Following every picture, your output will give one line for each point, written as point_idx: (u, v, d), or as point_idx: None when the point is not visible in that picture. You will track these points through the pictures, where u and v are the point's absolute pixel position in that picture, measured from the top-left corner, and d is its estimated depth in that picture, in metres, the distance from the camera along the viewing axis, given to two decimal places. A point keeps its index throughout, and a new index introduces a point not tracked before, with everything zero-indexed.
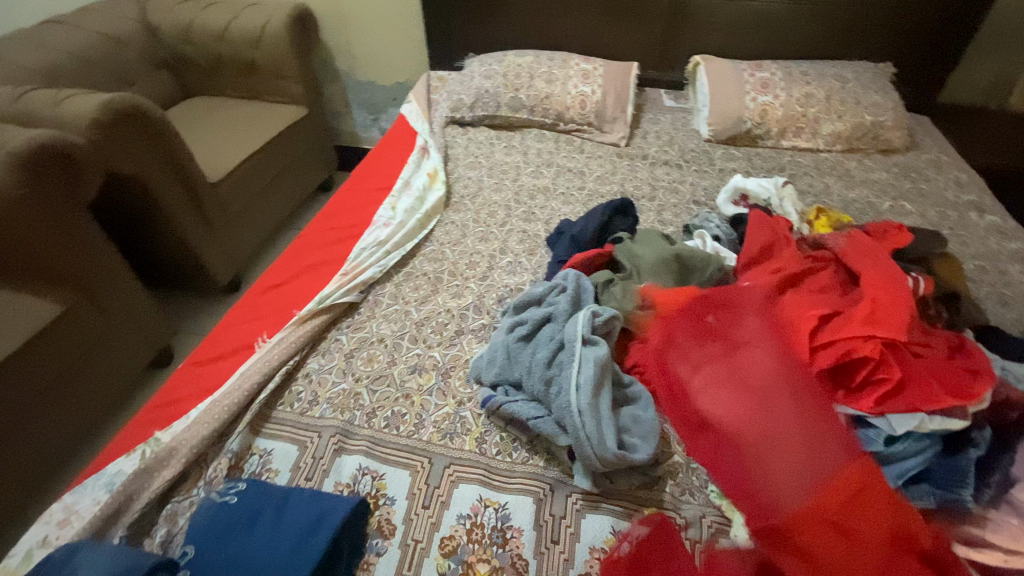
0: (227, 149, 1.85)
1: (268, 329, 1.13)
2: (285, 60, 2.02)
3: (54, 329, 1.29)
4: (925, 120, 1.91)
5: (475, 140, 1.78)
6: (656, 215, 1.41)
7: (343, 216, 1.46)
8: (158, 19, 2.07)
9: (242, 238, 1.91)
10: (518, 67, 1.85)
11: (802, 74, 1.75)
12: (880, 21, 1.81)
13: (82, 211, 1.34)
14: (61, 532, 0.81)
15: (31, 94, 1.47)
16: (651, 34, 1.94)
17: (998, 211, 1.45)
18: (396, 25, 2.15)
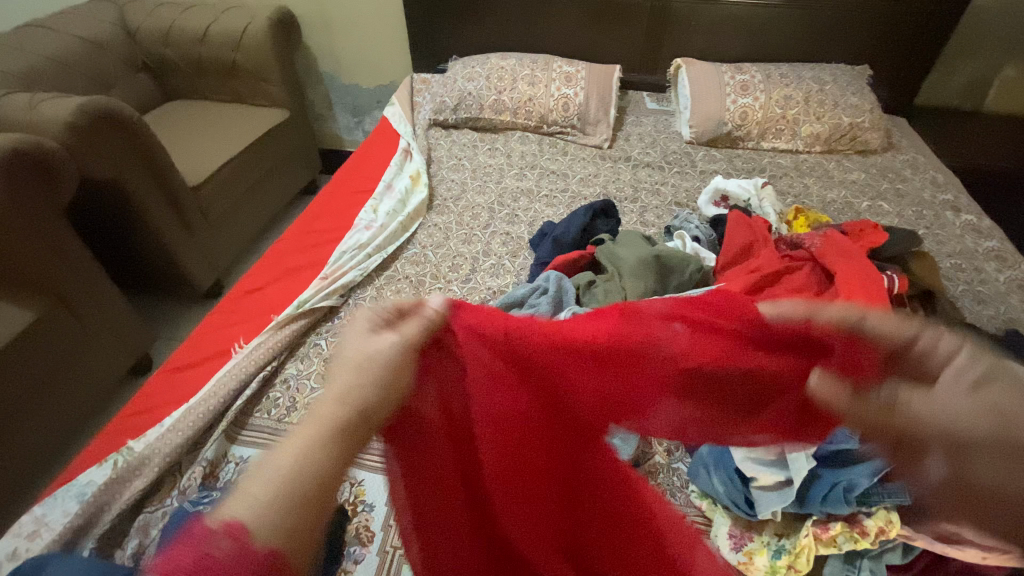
0: (207, 153, 1.83)
1: (246, 334, 1.12)
2: (267, 63, 2.00)
3: (27, 339, 1.26)
4: (902, 122, 1.94)
5: (459, 143, 1.77)
6: (638, 216, 1.42)
7: (324, 219, 1.45)
8: (137, 21, 2.04)
9: (223, 243, 1.89)
10: (501, 69, 1.85)
11: (781, 77, 1.77)
12: (857, 24, 1.84)
13: (58, 218, 1.31)
14: (30, 545, 0.79)
15: (3, 98, 1.43)
16: (634, 37, 1.96)
17: (973, 210, 1.48)
18: (378, 28, 2.14)
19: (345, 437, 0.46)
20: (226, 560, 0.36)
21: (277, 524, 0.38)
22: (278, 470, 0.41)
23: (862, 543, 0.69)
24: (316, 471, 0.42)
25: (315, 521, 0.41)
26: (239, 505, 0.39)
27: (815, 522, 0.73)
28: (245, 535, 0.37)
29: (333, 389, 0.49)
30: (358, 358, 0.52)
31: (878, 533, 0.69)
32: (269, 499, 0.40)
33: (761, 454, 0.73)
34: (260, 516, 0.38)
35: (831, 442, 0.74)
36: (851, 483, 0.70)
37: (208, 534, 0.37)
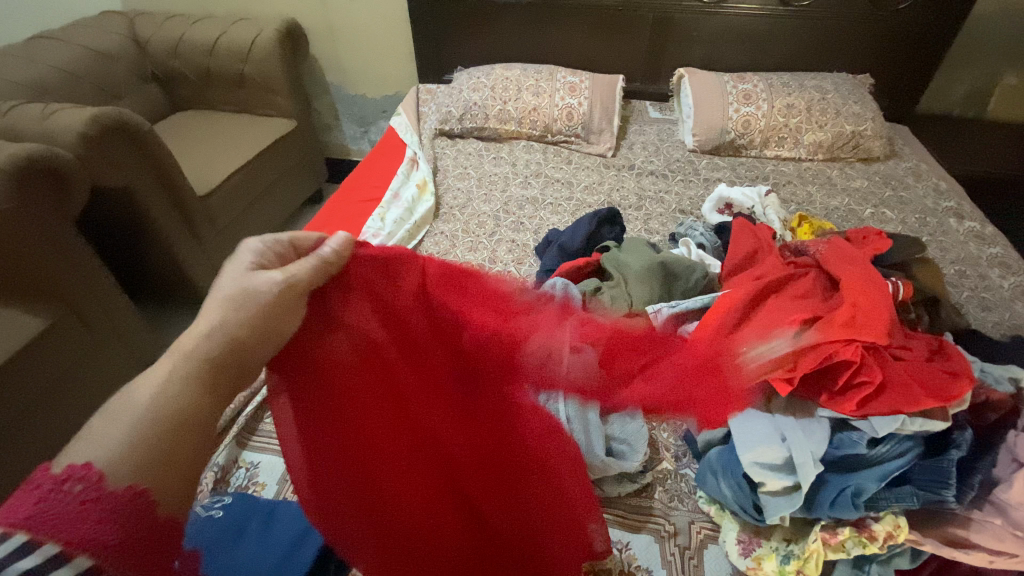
0: (215, 162, 1.85)
1: None
2: (274, 74, 2.03)
3: (37, 345, 1.27)
4: (904, 130, 1.96)
5: (464, 152, 1.80)
6: (643, 224, 1.43)
7: (332, 227, 1.47)
8: (147, 34, 2.08)
9: (231, 251, 1.91)
10: (505, 80, 1.88)
11: (783, 86, 1.79)
12: (857, 34, 1.86)
13: (69, 226, 1.33)
14: None
15: (17, 109, 1.46)
16: (636, 47, 1.98)
17: (976, 217, 1.48)
18: (384, 39, 2.17)
19: (212, 367, 0.55)
20: (80, 498, 0.43)
21: (127, 459, 0.47)
22: (154, 393, 0.51)
23: (870, 548, 0.70)
24: (169, 398, 0.51)
25: (183, 454, 0.50)
26: (91, 451, 0.46)
27: (822, 527, 0.73)
28: (96, 479, 0.44)
29: (210, 321, 0.57)
30: (239, 298, 0.59)
31: (886, 537, 0.69)
32: (125, 438, 0.48)
33: (768, 460, 0.74)
34: (114, 457, 0.46)
35: (838, 447, 0.75)
36: (859, 488, 0.70)
37: (54, 487, 0.43)
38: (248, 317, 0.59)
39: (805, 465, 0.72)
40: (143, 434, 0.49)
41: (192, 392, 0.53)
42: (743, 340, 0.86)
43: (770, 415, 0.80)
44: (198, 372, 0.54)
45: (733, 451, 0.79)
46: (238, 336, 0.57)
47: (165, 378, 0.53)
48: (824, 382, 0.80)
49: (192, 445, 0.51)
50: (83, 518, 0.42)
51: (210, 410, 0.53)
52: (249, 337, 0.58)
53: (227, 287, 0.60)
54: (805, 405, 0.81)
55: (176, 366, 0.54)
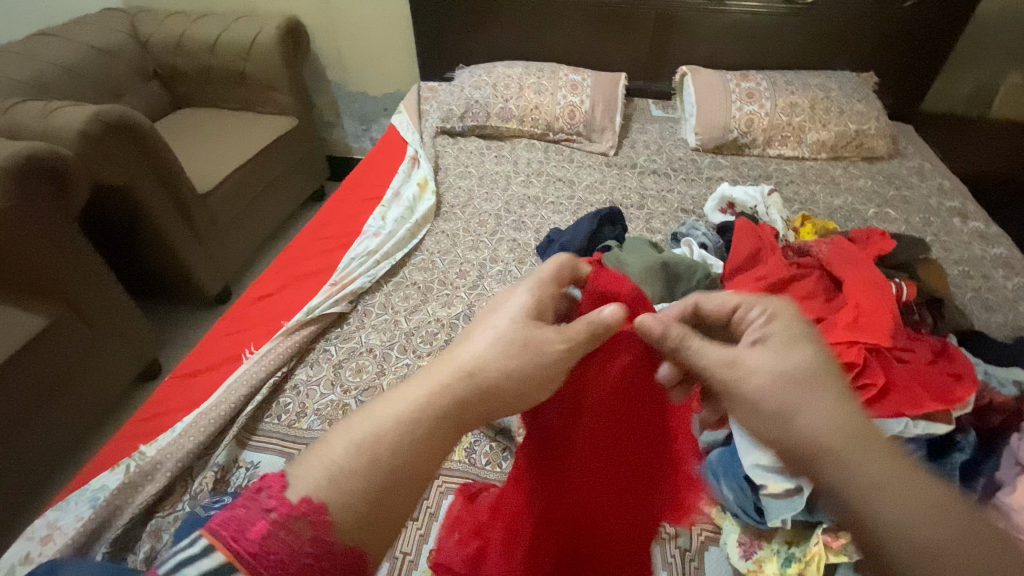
0: (216, 160, 1.85)
1: (256, 340, 1.13)
2: (275, 71, 2.03)
3: (39, 343, 1.27)
4: (907, 129, 1.94)
5: (465, 150, 1.79)
6: (645, 223, 1.42)
7: (333, 225, 1.47)
8: (148, 31, 2.07)
9: (232, 249, 1.90)
10: (507, 78, 1.87)
11: (786, 84, 1.78)
12: (861, 32, 1.85)
13: (69, 224, 1.33)
14: (43, 549, 0.79)
15: (18, 107, 1.46)
16: (639, 45, 1.97)
17: (980, 217, 1.48)
18: (386, 36, 2.16)
19: (448, 401, 0.51)
20: (304, 537, 0.41)
21: (349, 492, 0.44)
22: (392, 415, 0.49)
23: None
24: (395, 436, 0.47)
25: (394, 487, 0.45)
26: (313, 483, 0.44)
27: (825, 530, 0.72)
28: (320, 516, 0.42)
29: (485, 346, 0.56)
30: (517, 339, 0.56)
31: None
32: (344, 468, 0.45)
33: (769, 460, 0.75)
34: (333, 495, 0.43)
35: None
36: None
37: (277, 521, 0.41)
38: (500, 358, 0.55)
39: None
40: (361, 470, 0.45)
41: (426, 430, 0.48)
42: None
43: None
44: (432, 422, 0.49)
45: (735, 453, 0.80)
46: (476, 368, 0.54)
47: (407, 414, 0.49)
48: None
49: (402, 491, 0.46)
50: (294, 567, 0.40)
51: (436, 449, 0.49)
52: (491, 374, 0.54)
53: (481, 327, 0.58)
54: None
55: (399, 409, 0.49)
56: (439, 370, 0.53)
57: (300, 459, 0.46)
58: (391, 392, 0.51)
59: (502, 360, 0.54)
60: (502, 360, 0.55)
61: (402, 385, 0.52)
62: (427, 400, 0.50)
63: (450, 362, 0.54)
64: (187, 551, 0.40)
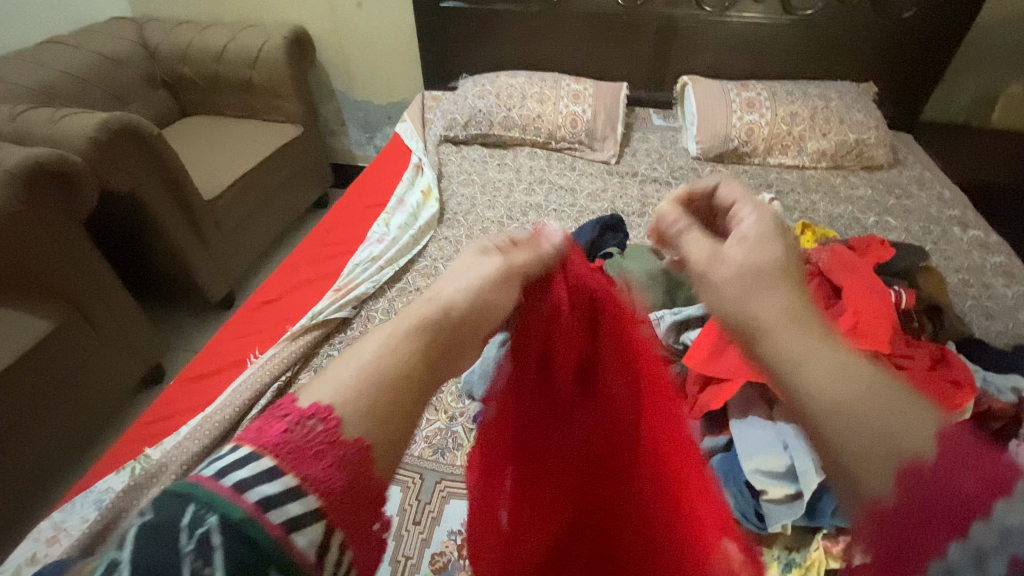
0: (222, 166, 1.87)
1: (260, 345, 1.14)
2: (281, 80, 2.05)
3: (45, 346, 1.29)
4: (907, 139, 1.96)
5: (468, 158, 1.81)
6: (646, 231, 1.44)
7: (337, 232, 1.48)
8: (157, 40, 2.11)
9: (236, 255, 1.92)
10: (510, 87, 1.89)
11: (786, 94, 1.80)
12: (860, 43, 1.87)
13: (77, 229, 1.35)
14: (48, 550, 0.80)
15: (29, 114, 1.48)
16: (640, 55, 2.00)
17: (980, 225, 1.49)
18: (390, 46, 2.19)
19: (429, 328, 0.51)
20: (315, 435, 0.38)
21: (356, 398, 0.42)
22: (374, 344, 0.47)
23: None
24: (382, 357, 0.46)
25: (397, 405, 0.43)
26: (322, 391, 0.42)
27: (825, 535, 0.74)
28: (334, 421, 0.40)
29: (459, 291, 0.56)
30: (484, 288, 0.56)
31: None
32: (346, 380, 0.43)
33: (771, 469, 0.74)
34: (345, 402, 0.41)
35: None
36: None
37: (294, 419, 0.39)
38: (476, 288, 0.56)
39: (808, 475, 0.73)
40: (361, 382, 0.43)
41: (410, 360, 0.47)
42: None
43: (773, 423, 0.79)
44: (411, 350, 0.48)
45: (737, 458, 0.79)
46: (452, 305, 0.54)
47: (381, 343, 0.47)
48: None
49: (399, 440, 0.42)
50: (315, 457, 0.37)
51: (422, 376, 0.47)
52: (463, 308, 0.54)
53: (456, 270, 0.59)
54: None
55: (368, 347, 0.47)
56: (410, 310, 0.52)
57: (306, 385, 0.43)
58: (356, 342, 0.48)
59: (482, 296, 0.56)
60: (481, 296, 0.56)
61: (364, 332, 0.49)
62: (409, 333, 0.49)
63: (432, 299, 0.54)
64: (228, 457, 0.36)
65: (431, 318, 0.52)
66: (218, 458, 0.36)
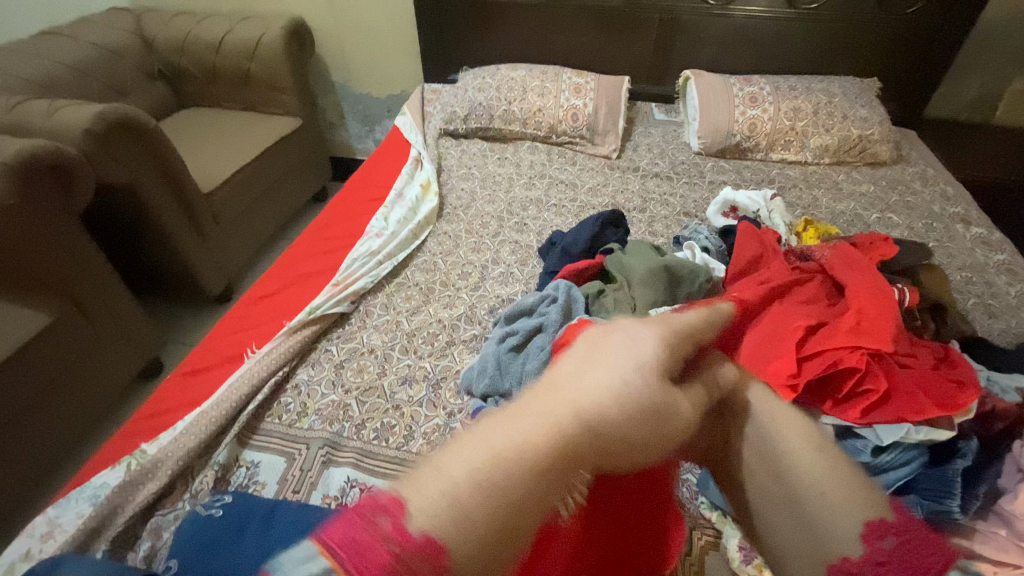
0: (221, 160, 1.86)
1: (258, 340, 1.13)
2: (280, 72, 2.03)
3: (41, 341, 1.28)
4: (910, 134, 1.94)
5: (468, 152, 1.79)
6: (647, 226, 1.42)
7: (336, 226, 1.47)
8: (154, 31, 2.08)
9: (234, 249, 1.91)
10: (511, 80, 1.87)
11: (789, 89, 1.78)
12: (865, 37, 1.85)
13: (73, 222, 1.33)
14: (43, 546, 0.79)
15: (24, 105, 1.46)
16: (642, 48, 1.98)
17: (983, 223, 1.47)
18: (390, 38, 2.17)
19: (575, 430, 0.38)
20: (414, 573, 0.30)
21: (471, 532, 0.31)
22: (502, 440, 0.35)
23: None
24: (515, 471, 0.34)
25: (520, 536, 0.33)
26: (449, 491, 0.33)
27: None
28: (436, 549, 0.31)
29: (610, 383, 0.41)
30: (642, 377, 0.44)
31: None
32: (469, 493, 0.32)
33: None
34: (455, 522, 0.31)
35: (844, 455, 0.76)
36: None
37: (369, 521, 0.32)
38: (637, 365, 0.43)
39: None
40: (480, 502, 0.32)
41: (543, 467, 0.35)
42: (747, 345, 0.85)
43: None
44: (549, 454, 0.36)
45: None
46: (598, 392, 0.40)
47: (516, 436, 0.36)
48: (827, 389, 0.79)
49: (491, 545, 0.32)
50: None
51: (545, 488, 0.35)
52: (616, 398, 0.40)
53: (612, 332, 0.47)
54: (809, 412, 0.80)
55: (497, 442, 0.35)
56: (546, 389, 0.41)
57: (405, 476, 0.34)
58: (482, 419, 0.38)
59: (639, 382, 0.42)
60: (639, 380, 0.42)
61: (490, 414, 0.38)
62: (549, 423, 0.37)
63: (578, 377, 0.42)
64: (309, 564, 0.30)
65: (575, 406, 0.39)
66: (292, 551, 0.31)
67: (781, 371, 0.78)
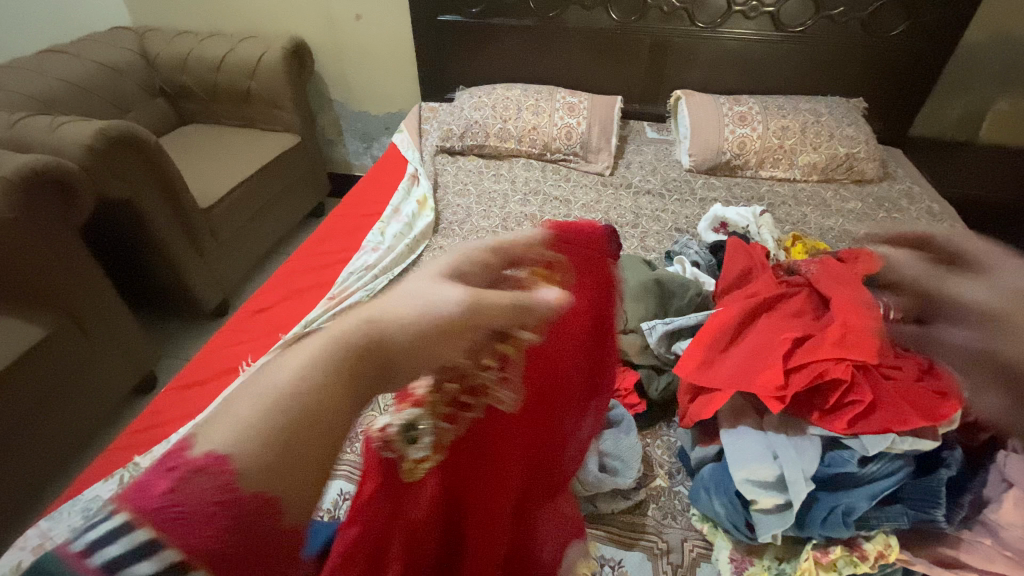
0: (219, 176, 1.88)
1: (254, 353, 1.14)
2: (280, 90, 2.07)
3: (37, 353, 1.28)
4: (897, 153, 1.99)
5: (464, 169, 1.82)
6: (639, 242, 1.45)
7: (332, 240, 1.49)
8: (156, 49, 2.12)
9: (231, 263, 1.92)
10: (506, 99, 1.91)
11: (778, 109, 1.83)
12: (850, 60, 1.90)
13: (72, 235, 1.35)
14: (35, 559, 0.79)
15: (26, 121, 1.49)
16: (635, 69, 2.03)
17: (969, 239, 1.51)
18: (388, 57, 2.22)
19: (348, 356, 0.45)
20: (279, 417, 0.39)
21: (273, 425, 0.38)
22: (289, 371, 0.42)
23: (862, 567, 0.72)
24: (306, 383, 0.42)
25: (293, 458, 0.38)
26: (218, 435, 0.37)
27: (815, 546, 0.75)
28: (225, 476, 0.35)
29: None
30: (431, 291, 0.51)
31: (878, 557, 0.72)
32: (277, 390, 0.40)
33: (760, 477, 0.76)
34: (238, 446, 0.36)
35: (830, 465, 0.77)
36: (850, 507, 0.72)
37: (158, 463, 0.36)
38: (428, 320, 0.49)
39: (797, 483, 0.74)
40: (261, 419, 0.38)
41: (323, 383, 0.42)
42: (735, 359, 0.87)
43: (761, 433, 0.81)
44: (321, 374, 0.43)
45: (727, 469, 0.80)
46: (484, 299, 0.51)
47: (299, 361, 0.43)
48: (815, 401, 0.81)
49: (312, 484, 0.39)
50: (205, 525, 0.34)
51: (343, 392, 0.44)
52: (496, 305, 0.51)
53: (414, 289, 0.52)
54: (797, 423, 0.82)
55: (302, 356, 0.44)
56: (334, 335, 0.46)
57: (205, 422, 0.39)
58: (284, 357, 0.44)
59: (520, 301, 0.53)
60: (518, 301, 0.53)
61: (301, 346, 0.45)
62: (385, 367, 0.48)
63: None
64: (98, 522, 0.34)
65: None
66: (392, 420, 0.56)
67: (770, 383, 0.80)
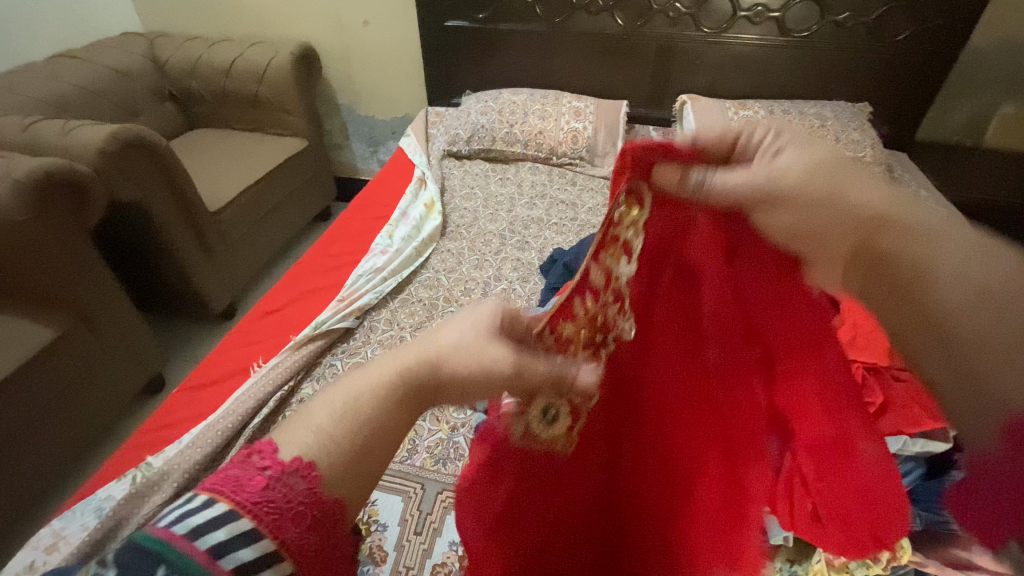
0: (228, 180, 1.90)
1: (264, 354, 1.15)
2: (288, 95, 2.09)
3: (49, 354, 1.29)
4: (903, 157, 1.99)
5: (471, 172, 1.83)
6: None
7: (341, 242, 1.50)
8: (166, 54, 2.15)
9: (239, 266, 1.94)
10: (513, 104, 1.93)
11: (783, 113, 1.83)
12: (855, 65, 1.91)
13: (84, 238, 1.36)
14: (48, 558, 0.79)
15: (39, 125, 1.51)
16: (640, 74, 2.04)
17: None
18: (395, 63, 2.24)
19: (408, 394, 0.49)
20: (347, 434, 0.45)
21: (341, 446, 0.44)
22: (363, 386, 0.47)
23: (874, 568, 0.70)
24: (368, 421, 0.46)
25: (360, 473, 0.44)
26: (303, 442, 0.43)
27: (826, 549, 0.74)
28: (310, 471, 0.42)
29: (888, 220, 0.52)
30: (480, 347, 0.53)
31: (890, 558, 0.70)
32: (352, 414, 0.46)
33: None
34: (317, 453, 0.43)
35: None
36: None
37: (241, 458, 0.42)
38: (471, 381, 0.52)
39: None
40: (337, 436, 0.44)
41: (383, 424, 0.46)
42: None
43: None
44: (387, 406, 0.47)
45: None
46: (528, 370, 0.55)
47: (363, 393, 0.47)
48: None
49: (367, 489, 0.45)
50: (291, 518, 0.39)
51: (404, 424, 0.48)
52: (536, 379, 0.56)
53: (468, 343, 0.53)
54: None
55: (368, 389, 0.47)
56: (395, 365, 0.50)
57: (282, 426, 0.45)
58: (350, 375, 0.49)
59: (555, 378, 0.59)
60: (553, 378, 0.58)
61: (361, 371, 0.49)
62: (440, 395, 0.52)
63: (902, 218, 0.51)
64: (183, 506, 0.37)
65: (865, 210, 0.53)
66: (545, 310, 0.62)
67: None
